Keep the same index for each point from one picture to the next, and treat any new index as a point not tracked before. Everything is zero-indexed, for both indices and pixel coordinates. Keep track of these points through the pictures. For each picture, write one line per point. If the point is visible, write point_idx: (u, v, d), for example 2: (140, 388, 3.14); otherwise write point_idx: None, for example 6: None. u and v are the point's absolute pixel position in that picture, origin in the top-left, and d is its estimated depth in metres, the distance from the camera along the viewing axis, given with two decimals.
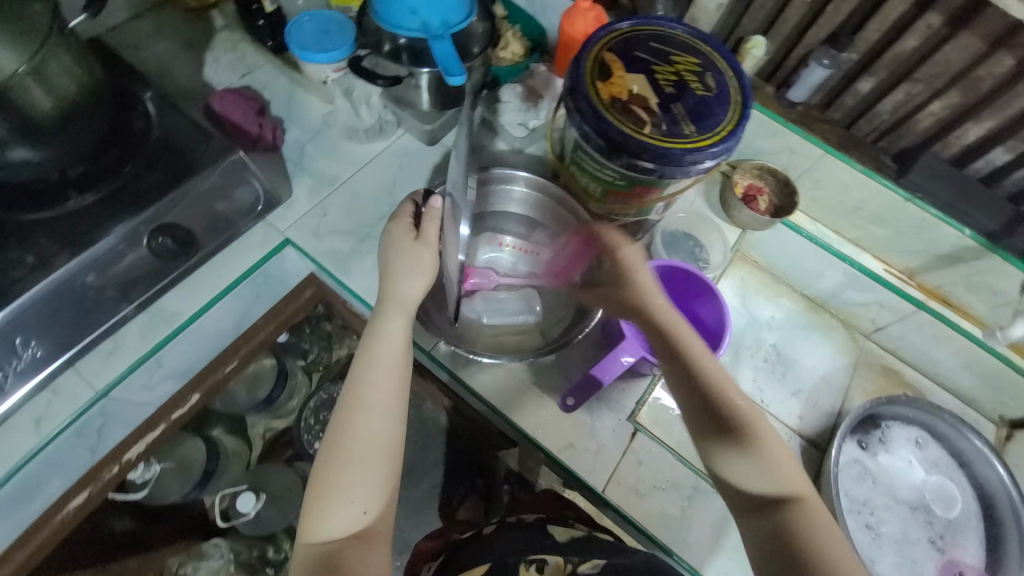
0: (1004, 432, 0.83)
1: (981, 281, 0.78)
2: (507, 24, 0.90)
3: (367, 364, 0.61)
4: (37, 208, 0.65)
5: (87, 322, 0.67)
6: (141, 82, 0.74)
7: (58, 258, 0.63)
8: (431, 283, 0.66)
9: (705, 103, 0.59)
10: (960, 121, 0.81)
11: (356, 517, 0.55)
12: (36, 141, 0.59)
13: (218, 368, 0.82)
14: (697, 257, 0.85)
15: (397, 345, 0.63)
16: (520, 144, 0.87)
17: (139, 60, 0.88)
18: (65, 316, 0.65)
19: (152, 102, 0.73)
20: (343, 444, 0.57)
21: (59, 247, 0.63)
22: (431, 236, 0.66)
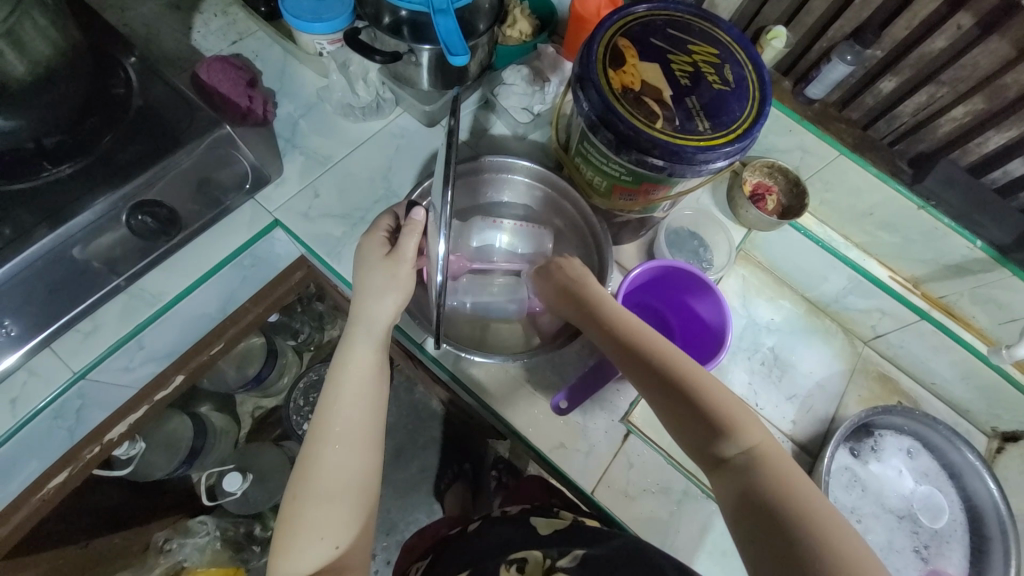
0: (995, 444, 0.83)
1: (987, 294, 0.76)
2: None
3: (336, 393, 0.61)
4: (9, 179, 0.60)
5: (66, 300, 0.64)
6: (124, 45, 0.69)
7: (35, 232, 0.59)
8: (404, 302, 0.64)
9: (722, 98, 0.56)
10: (982, 128, 0.69)
11: (325, 552, 0.55)
12: (5, 106, 0.55)
13: (204, 349, 0.81)
14: (700, 257, 0.83)
15: (367, 371, 0.62)
16: (524, 130, 0.83)
17: (122, 20, 0.82)
18: (41, 294, 0.62)
19: (135, 68, 0.68)
20: (312, 477, 0.57)
21: (35, 221, 0.60)
22: (405, 251, 0.63)
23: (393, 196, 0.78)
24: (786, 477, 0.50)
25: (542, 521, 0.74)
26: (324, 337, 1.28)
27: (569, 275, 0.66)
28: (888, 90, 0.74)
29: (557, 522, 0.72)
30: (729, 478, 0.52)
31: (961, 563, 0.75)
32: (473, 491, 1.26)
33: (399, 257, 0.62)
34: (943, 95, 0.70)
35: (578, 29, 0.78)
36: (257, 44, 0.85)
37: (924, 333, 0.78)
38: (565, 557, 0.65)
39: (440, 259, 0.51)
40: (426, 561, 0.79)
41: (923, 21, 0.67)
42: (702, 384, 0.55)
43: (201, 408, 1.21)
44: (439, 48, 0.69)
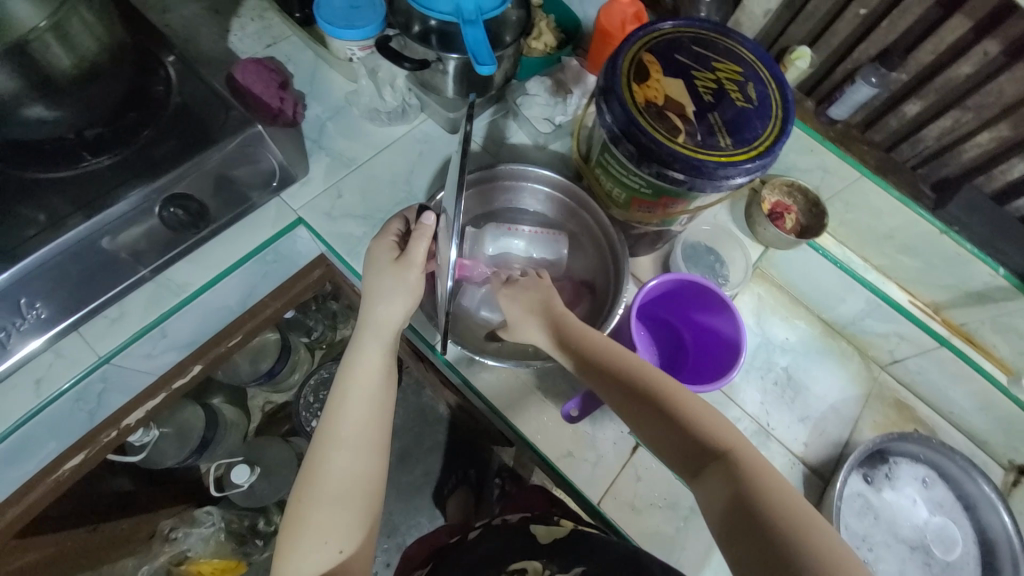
0: (1012, 477, 0.80)
1: (1008, 323, 0.75)
2: (542, 13, 0.86)
3: (344, 398, 0.61)
4: (53, 167, 0.63)
5: (95, 286, 0.66)
6: (165, 45, 0.72)
7: (70, 220, 0.62)
8: (413, 307, 0.64)
9: (744, 115, 0.57)
10: (1007, 155, 0.69)
11: (329, 557, 0.55)
12: (53, 98, 0.57)
13: (222, 342, 0.83)
14: (716, 272, 0.83)
15: (375, 375, 0.63)
16: (544, 140, 0.84)
17: (164, 21, 0.86)
18: (73, 279, 0.64)
19: (175, 67, 0.71)
20: (318, 482, 0.57)
21: (72, 208, 0.62)
22: (414, 257, 0.62)
23: (414, 199, 0.80)
24: (772, 489, 0.47)
25: (541, 527, 0.73)
26: (337, 336, 1.30)
27: (546, 291, 0.65)
28: (912, 113, 0.74)
29: (557, 531, 0.72)
30: (711, 489, 0.49)
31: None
32: (476, 497, 1.26)
33: (410, 262, 0.62)
34: (968, 120, 0.70)
35: (603, 43, 0.79)
36: (289, 49, 0.88)
37: (943, 360, 0.76)
38: (565, 573, 0.66)
39: (451, 265, 0.52)
40: (427, 568, 0.78)
41: (950, 46, 0.66)
42: (678, 400, 0.54)
43: (214, 400, 1.23)
44: (466, 57, 0.71)
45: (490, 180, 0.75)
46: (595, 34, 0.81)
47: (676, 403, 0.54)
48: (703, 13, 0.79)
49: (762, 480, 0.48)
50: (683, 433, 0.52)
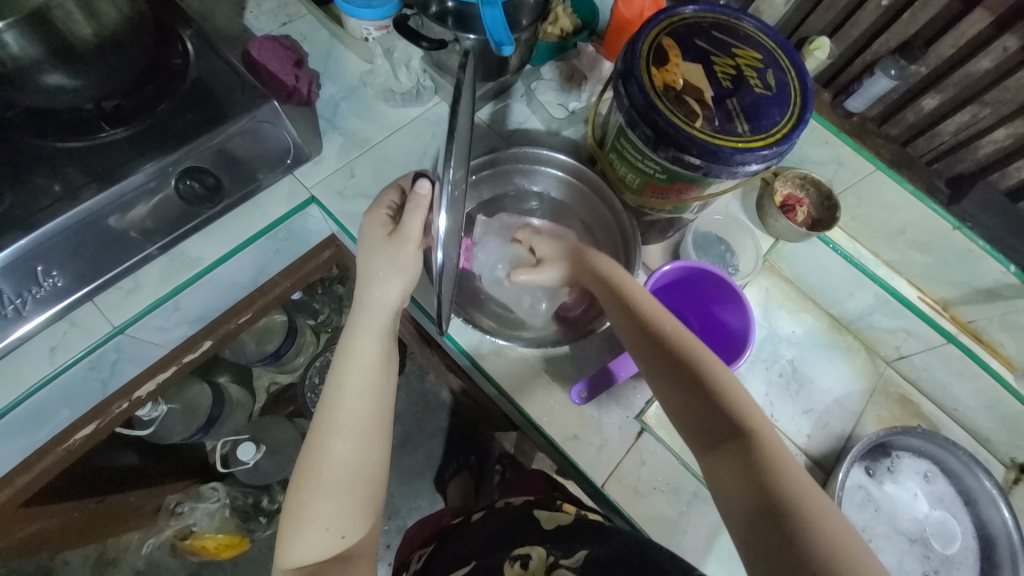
0: (1013, 475, 0.81)
1: (1016, 321, 0.74)
2: None
3: (341, 386, 0.61)
4: (71, 138, 0.64)
5: (110, 258, 0.67)
6: (182, 19, 0.72)
7: (86, 190, 0.62)
8: (410, 284, 0.64)
9: (763, 102, 0.56)
10: (1022, 153, 0.69)
11: (331, 542, 0.56)
12: (73, 68, 0.58)
13: (231, 318, 0.84)
14: (726, 262, 0.83)
15: (370, 360, 0.63)
16: (558, 126, 0.84)
17: None
18: (89, 249, 0.65)
19: (192, 42, 0.71)
20: (317, 469, 0.58)
21: (89, 179, 0.63)
22: (411, 231, 0.61)
23: None
24: (793, 483, 0.46)
25: (544, 514, 0.74)
26: (343, 319, 1.31)
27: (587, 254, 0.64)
28: (930, 107, 0.74)
29: (559, 517, 0.73)
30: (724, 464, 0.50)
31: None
32: (476, 483, 1.27)
33: (404, 236, 0.62)
34: (985, 115, 0.69)
35: (620, 29, 0.79)
36: (304, 28, 0.87)
37: (950, 357, 0.77)
38: (568, 557, 0.66)
39: (439, 234, 0.51)
40: (429, 549, 0.79)
41: (971, 40, 0.66)
42: (714, 374, 0.54)
43: (220, 379, 1.24)
44: (484, 38, 0.71)
45: (501, 162, 0.75)
46: (612, 20, 0.81)
47: (707, 377, 0.53)
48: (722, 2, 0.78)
49: (782, 470, 0.47)
50: (712, 409, 0.52)
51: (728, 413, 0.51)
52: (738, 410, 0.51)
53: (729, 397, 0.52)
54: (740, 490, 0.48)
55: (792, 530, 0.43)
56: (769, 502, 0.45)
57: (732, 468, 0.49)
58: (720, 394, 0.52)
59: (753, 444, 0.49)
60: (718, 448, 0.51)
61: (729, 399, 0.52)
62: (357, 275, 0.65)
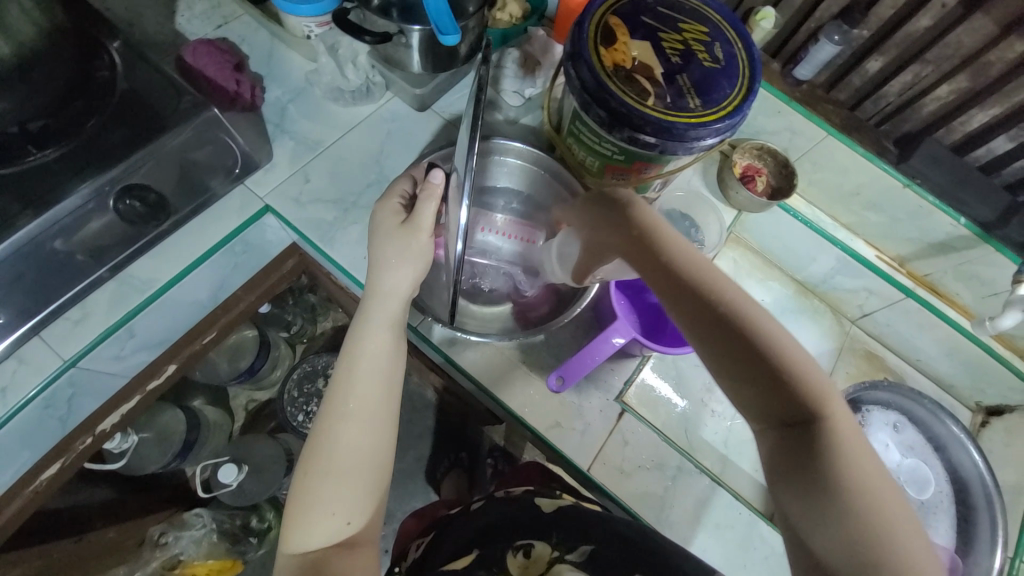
0: (979, 418, 0.85)
1: (971, 271, 0.78)
2: None
3: (352, 371, 0.60)
4: None
5: (55, 288, 0.63)
6: (107, 27, 0.68)
7: (18, 218, 0.58)
8: (421, 273, 0.63)
9: (712, 75, 0.56)
10: (964, 108, 0.71)
11: (336, 529, 0.54)
12: None
13: (197, 337, 0.79)
14: (692, 238, 0.84)
15: (382, 347, 0.62)
16: (515, 114, 0.83)
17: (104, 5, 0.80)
18: (29, 281, 0.61)
19: (119, 52, 0.67)
20: (324, 454, 0.56)
21: (20, 206, 0.59)
22: (422, 221, 0.62)
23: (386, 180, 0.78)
24: (868, 477, 0.42)
25: (546, 500, 0.74)
26: (317, 329, 1.28)
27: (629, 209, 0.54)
28: (874, 70, 0.76)
29: (560, 502, 0.73)
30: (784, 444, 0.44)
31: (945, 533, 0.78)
32: (469, 479, 1.27)
33: (417, 226, 0.61)
34: (928, 73, 0.73)
35: (569, 12, 0.78)
36: (242, 29, 0.83)
37: (909, 310, 0.80)
38: (573, 552, 0.65)
39: (461, 225, 0.50)
40: (429, 537, 0.77)
41: (909, 0, 0.68)
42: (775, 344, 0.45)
43: (194, 402, 1.20)
44: (429, 28, 0.69)
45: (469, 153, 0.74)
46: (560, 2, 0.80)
47: (781, 359, 0.45)
48: None
49: (859, 466, 0.42)
50: (784, 392, 0.44)
51: (801, 397, 0.44)
52: (815, 395, 0.44)
53: (805, 378, 0.45)
54: (812, 484, 0.42)
55: (870, 534, 0.39)
56: (831, 491, 0.41)
57: (798, 457, 0.43)
58: (794, 378, 0.45)
59: (820, 427, 0.43)
60: (785, 432, 0.45)
61: (805, 381, 0.45)
62: (369, 263, 0.64)
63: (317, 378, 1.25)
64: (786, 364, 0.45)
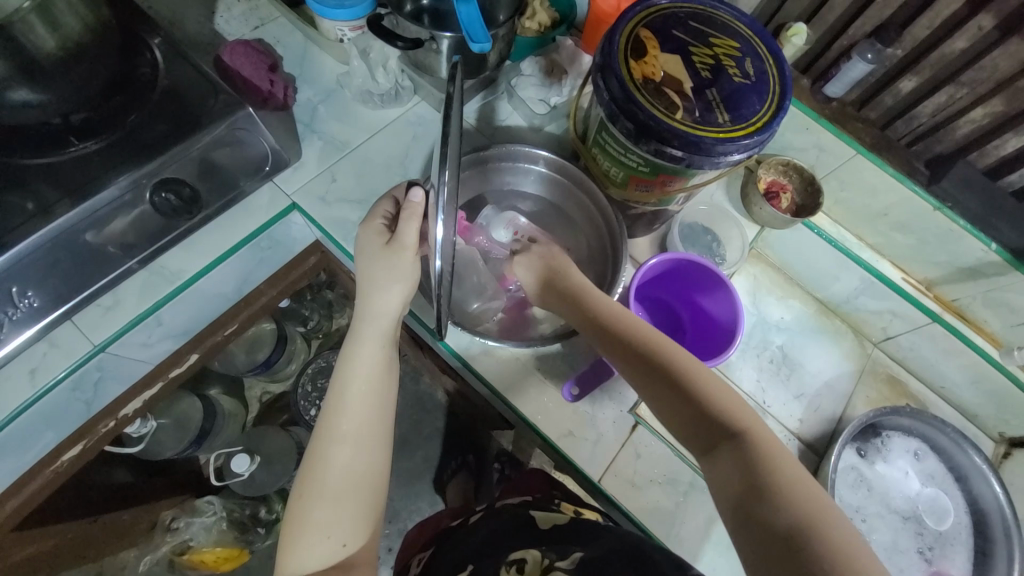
0: (1002, 449, 0.83)
1: (1000, 298, 0.76)
2: None
3: (341, 394, 0.60)
4: (40, 152, 0.62)
5: (88, 275, 0.65)
6: (149, 25, 0.70)
7: (59, 207, 0.60)
8: (409, 293, 0.64)
9: (743, 91, 0.56)
10: (998, 132, 0.70)
11: (330, 552, 0.55)
12: (38, 81, 0.56)
13: (218, 330, 0.81)
14: (713, 252, 0.84)
15: (368, 369, 0.62)
16: (540, 122, 0.83)
17: (148, 3, 0.84)
18: (66, 267, 0.63)
19: (160, 49, 0.69)
20: (318, 480, 0.57)
21: (61, 194, 0.61)
22: (408, 238, 0.62)
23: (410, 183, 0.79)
24: (791, 479, 0.46)
25: (543, 515, 0.75)
26: (333, 325, 1.30)
27: (555, 257, 0.67)
28: (907, 90, 0.74)
29: (556, 518, 0.73)
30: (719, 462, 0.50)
31: (964, 566, 0.75)
32: (476, 482, 1.27)
33: (401, 245, 0.62)
34: (962, 96, 0.70)
35: (598, 23, 0.78)
36: (275, 31, 0.86)
37: (934, 336, 0.78)
38: (564, 559, 0.64)
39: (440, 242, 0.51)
40: (429, 553, 0.79)
41: (945, 21, 0.67)
42: (698, 375, 0.54)
43: (210, 391, 1.22)
44: (459, 36, 0.70)
45: (482, 161, 0.74)
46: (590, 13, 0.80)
47: (698, 387, 0.53)
48: None
49: (783, 467, 0.48)
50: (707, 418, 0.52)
51: (727, 419, 0.52)
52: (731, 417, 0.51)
53: (724, 404, 0.52)
54: (751, 493, 0.47)
55: (793, 530, 0.43)
56: (765, 499, 0.46)
57: (732, 470, 0.48)
58: (715, 404, 0.53)
59: (746, 443, 0.50)
60: (714, 453, 0.51)
61: (724, 406, 0.52)
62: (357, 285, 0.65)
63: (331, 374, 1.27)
64: (707, 394, 0.53)
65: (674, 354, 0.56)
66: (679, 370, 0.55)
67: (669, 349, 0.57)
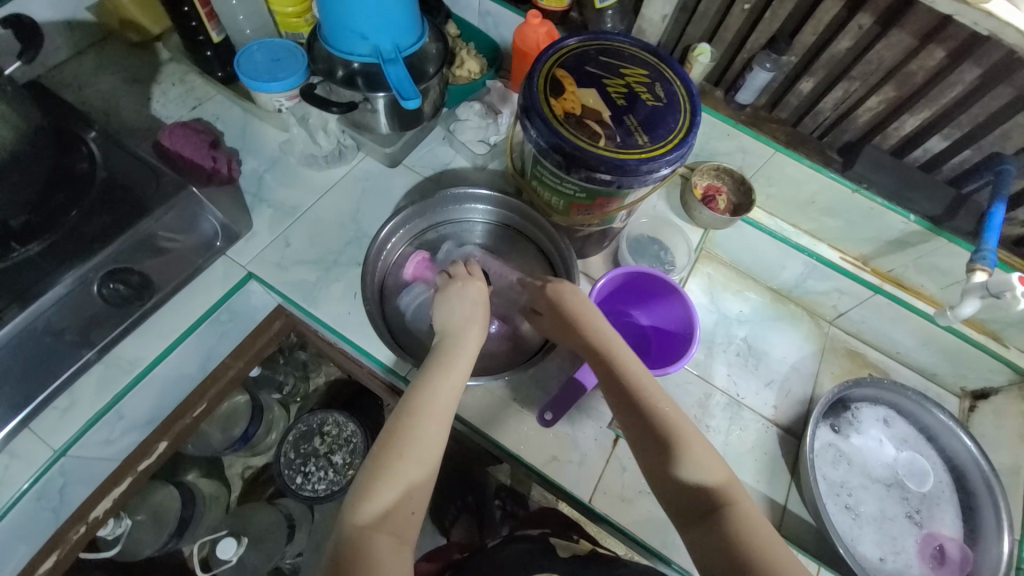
0: (967, 403, 0.87)
1: (930, 263, 0.82)
2: (461, 42, 0.90)
3: (439, 379, 0.58)
4: None
5: (40, 378, 0.64)
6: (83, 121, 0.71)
7: (6, 312, 0.60)
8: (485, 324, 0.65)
9: (658, 113, 0.61)
10: (896, 115, 0.77)
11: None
12: None
13: (184, 414, 0.79)
14: (663, 260, 0.87)
15: (443, 405, 0.57)
16: (483, 161, 0.87)
17: (81, 98, 0.85)
18: (16, 372, 0.62)
19: (96, 142, 0.70)
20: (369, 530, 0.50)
21: (5, 300, 0.60)
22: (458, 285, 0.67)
23: (364, 236, 0.80)
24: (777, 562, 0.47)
25: (561, 542, 0.75)
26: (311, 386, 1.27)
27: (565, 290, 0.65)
28: (808, 89, 0.82)
29: (576, 548, 0.74)
30: (695, 519, 0.51)
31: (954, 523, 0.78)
32: (479, 524, 1.23)
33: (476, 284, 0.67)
34: (856, 88, 0.77)
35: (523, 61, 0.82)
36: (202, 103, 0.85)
37: (880, 306, 0.83)
38: None
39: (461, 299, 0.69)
40: None
41: (827, 26, 0.74)
42: (679, 429, 0.54)
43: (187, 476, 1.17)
44: (392, 94, 0.74)
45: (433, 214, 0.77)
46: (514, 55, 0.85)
47: (679, 441, 0.54)
48: (608, 24, 0.84)
49: (753, 529, 0.49)
50: (693, 489, 0.52)
51: (706, 477, 0.52)
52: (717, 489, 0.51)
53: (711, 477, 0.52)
54: (715, 550, 0.49)
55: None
56: (728, 554, 0.48)
57: (701, 533, 0.50)
58: (695, 460, 0.53)
59: (722, 505, 0.50)
60: (693, 513, 0.52)
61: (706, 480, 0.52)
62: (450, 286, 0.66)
63: (314, 437, 1.23)
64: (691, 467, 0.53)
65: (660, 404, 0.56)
66: (662, 424, 0.55)
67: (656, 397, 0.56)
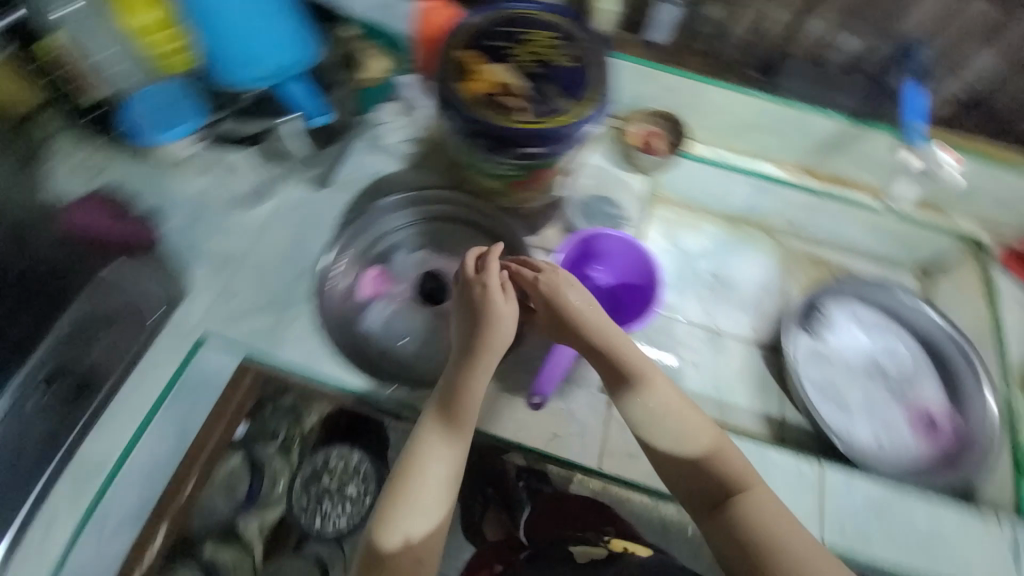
0: (920, 275, 0.94)
1: (862, 152, 0.84)
2: (358, 39, 0.81)
3: (458, 403, 0.61)
4: None
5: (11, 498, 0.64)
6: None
7: None
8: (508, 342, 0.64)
9: (576, 73, 0.60)
10: (801, 20, 0.78)
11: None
12: None
13: (176, 496, 0.69)
14: (613, 216, 0.86)
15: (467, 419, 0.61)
16: (412, 159, 0.84)
17: None
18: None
19: None
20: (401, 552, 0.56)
21: None
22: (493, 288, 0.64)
23: (311, 268, 0.77)
24: (790, 541, 0.55)
25: (577, 548, 0.75)
26: None
27: (554, 297, 0.65)
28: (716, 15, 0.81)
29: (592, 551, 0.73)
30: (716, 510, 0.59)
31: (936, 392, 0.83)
32: None
33: (496, 298, 0.63)
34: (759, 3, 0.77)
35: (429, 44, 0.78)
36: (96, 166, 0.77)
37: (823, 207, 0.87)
38: None
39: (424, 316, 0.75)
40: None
41: None
42: (688, 418, 0.62)
43: None
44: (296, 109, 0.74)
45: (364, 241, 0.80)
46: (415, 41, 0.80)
47: (692, 428, 0.62)
48: None
49: (767, 509, 0.58)
50: (695, 454, 0.61)
51: (721, 469, 0.60)
52: (719, 463, 0.60)
53: (703, 444, 0.61)
54: (728, 517, 0.58)
55: (768, 553, 0.55)
56: (747, 535, 0.56)
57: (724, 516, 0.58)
58: (712, 461, 0.60)
59: (741, 491, 0.59)
60: (714, 506, 0.59)
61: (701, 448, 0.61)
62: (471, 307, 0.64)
63: None
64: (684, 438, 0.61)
65: (668, 400, 0.63)
66: (669, 413, 0.62)
67: (665, 394, 0.63)
